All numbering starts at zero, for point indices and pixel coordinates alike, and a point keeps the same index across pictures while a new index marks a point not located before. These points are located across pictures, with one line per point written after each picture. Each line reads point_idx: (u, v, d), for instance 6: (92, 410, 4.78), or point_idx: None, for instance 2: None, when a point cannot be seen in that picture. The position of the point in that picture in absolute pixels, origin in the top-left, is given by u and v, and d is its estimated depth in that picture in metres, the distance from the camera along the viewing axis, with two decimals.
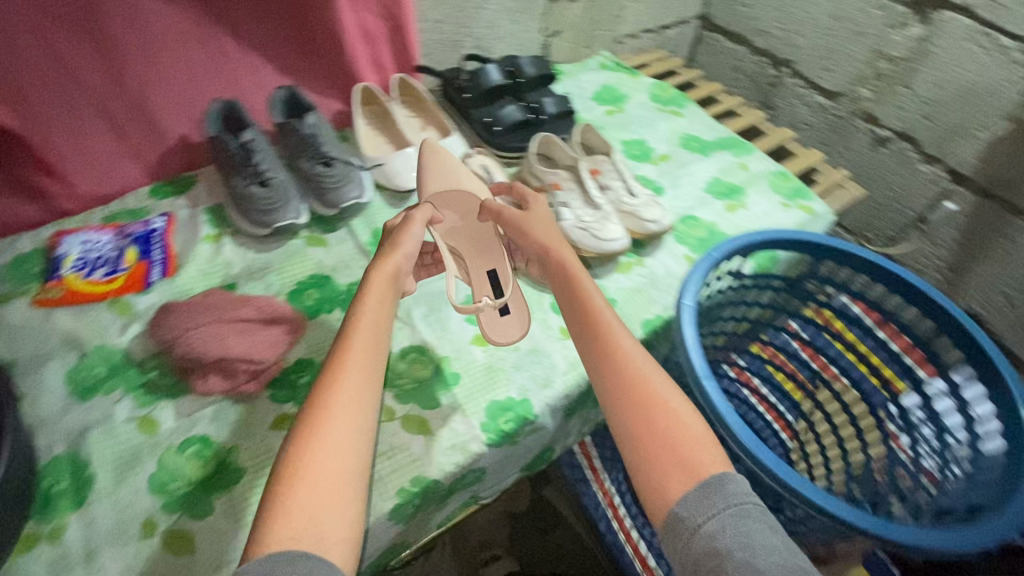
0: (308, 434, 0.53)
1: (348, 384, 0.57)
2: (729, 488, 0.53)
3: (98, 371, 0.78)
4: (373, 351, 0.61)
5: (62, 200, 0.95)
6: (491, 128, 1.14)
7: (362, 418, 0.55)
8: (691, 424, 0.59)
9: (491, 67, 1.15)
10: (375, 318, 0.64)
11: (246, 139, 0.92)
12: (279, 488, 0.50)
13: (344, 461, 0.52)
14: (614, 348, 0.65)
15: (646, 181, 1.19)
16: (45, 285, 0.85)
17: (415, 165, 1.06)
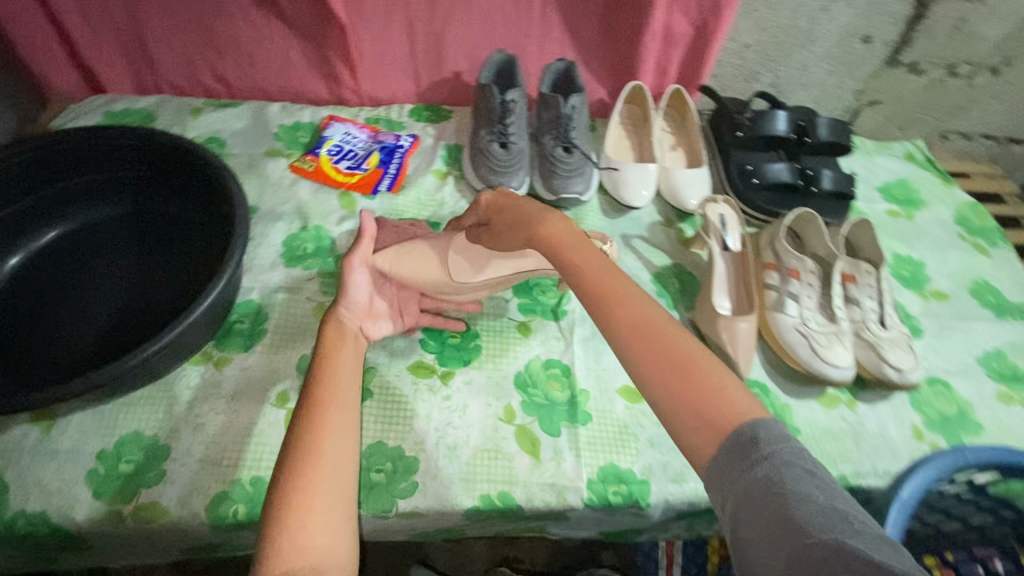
0: (298, 454, 0.52)
1: (336, 407, 0.57)
2: (760, 438, 0.42)
3: (311, 246, 0.87)
4: (344, 399, 0.59)
5: (347, 91, 1.08)
6: (747, 179, 0.98)
7: (348, 445, 0.55)
8: (722, 385, 0.46)
9: (780, 114, 1.00)
10: (349, 355, 0.65)
11: (509, 99, 0.95)
12: (279, 504, 0.48)
13: (339, 487, 0.52)
14: (624, 312, 0.51)
15: (902, 312, 0.95)
16: (303, 155, 0.96)
17: (649, 184, 0.98)
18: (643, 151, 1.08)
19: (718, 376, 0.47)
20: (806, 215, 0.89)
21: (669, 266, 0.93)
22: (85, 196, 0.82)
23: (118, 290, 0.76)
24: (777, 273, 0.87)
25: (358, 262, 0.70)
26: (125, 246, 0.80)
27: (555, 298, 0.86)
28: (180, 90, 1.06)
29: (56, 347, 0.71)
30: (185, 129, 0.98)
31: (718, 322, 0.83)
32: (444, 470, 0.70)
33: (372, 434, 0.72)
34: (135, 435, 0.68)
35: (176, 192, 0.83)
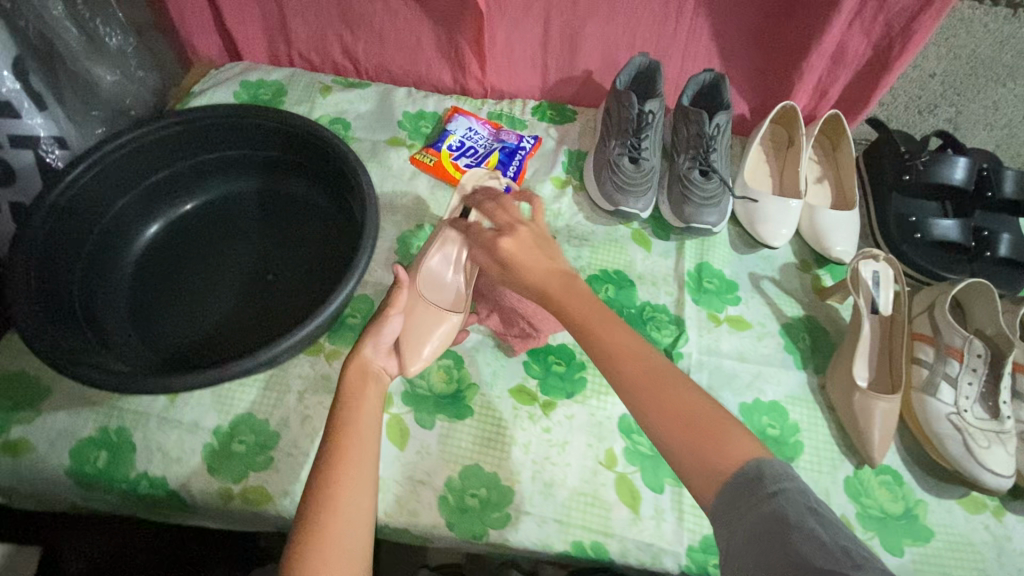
0: (312, 519, 0.49)
1: (351, 461, 0.53)
2: (765, 486, 0.43)
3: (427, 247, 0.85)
4: (359, 440, 0.55)
5: (472, 82, 1.03)
6: (908, 231, 0.87)
7: (363, 504, 0.52)
8: (717, 430, 0.47)
9: (962, 161, 0.85)
10: (373, 395, 0.60)
11: (648, 110, 0.87)
12: (292, 573, 0.46)
13: (354, 551, 0.49)
14: (615, 358, 0.53)
15: None
16: (423, 148, 0.94)
17: (790, 222, 0.88)
18: (784, 180, 0.97)
19: (711, 418, 0.48)
20: (980, 287, 0.76)
21: (801, 319, 0.84)
22: (222, 170, 0.83)
23: (244, 270, 0.77)
24: (932, 348, 0.77)
25: (394, 309, 0.65)
26: (252, 225, 0.81)
27: (670, 336, 0.80)
28: (309, 63, 1.06)
29: (186, 321, 0.73)
30: (313, 108, 0.98)
31: (853, 395, 0.74)
32: (538, 507, 0.68)
33: (469, 455, 0.70)
34: (248, 415, 0.70)
35: (306, 178, 0.82)
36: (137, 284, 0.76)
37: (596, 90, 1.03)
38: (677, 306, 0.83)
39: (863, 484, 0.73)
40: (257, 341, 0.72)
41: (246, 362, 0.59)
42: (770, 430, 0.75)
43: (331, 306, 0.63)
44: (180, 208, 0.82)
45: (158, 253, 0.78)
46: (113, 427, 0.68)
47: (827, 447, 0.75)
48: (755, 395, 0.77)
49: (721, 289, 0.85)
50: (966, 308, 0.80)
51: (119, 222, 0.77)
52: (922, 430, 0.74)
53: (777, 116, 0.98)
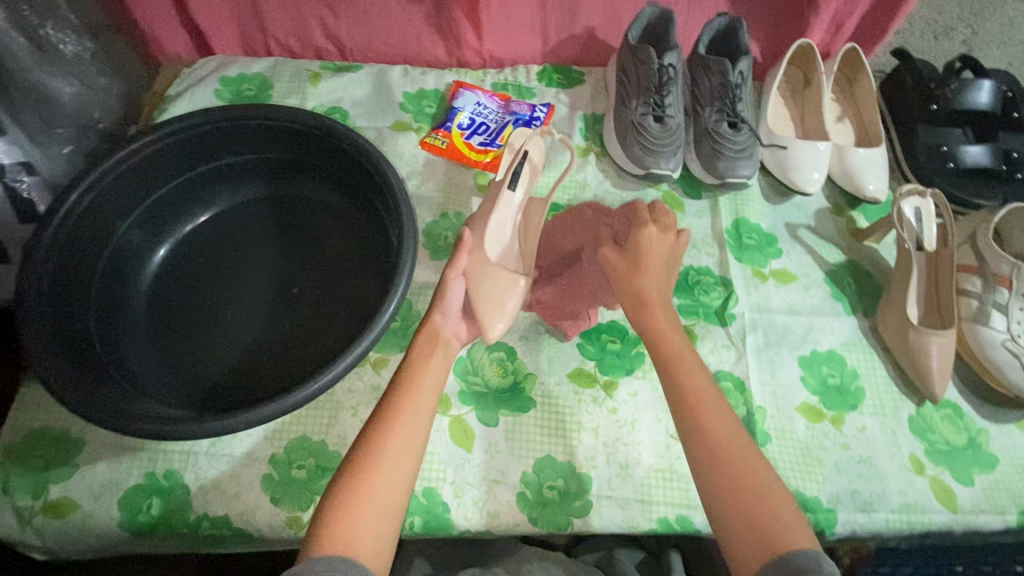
0: (353, 478, 0.51)
1: (399, 433, 0.54)
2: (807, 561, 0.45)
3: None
4: (423, 411, 0.57)
5: (469, 53, 0.96)
6: (940, 161, 0.86)
7: (404, 470, 0.53)
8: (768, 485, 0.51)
9: (986, 84, 0.86)
10: (435, 369, 0.60)
11: (668, 64, 0.83)
12: (322, 520, 0.49)
13: (386, 514, 0.51)
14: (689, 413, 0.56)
15: None
16: (433, 130, 0.89)
17: (821, 165, 0.85)
18: (806, 122, 0.94)
19: (772, 489, 0.51)
20: (1018, 211, 0.76)
21: (843, 264, 0.84)
22: (224, 180, 0.77)
23: (269, 284, 0.72)
24: (979, 278, 0.76)
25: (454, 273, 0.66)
26: (268, 234, 0.75)
27: (718, 299, 0.79)
28: (288, 49, 0.96)
29: (217, 348, 0.68)
30: (306, 98, 0.92)
31: (908, 335, 0.73)
32: (618, 490, 0.66)
33: (540, 447, 0.68)
34: (302, 438, 0.67)
35: (319, 179, 0.77)
36: (155, 314, 0.69)
37: (602, 48, 0.97)
38: (721, 267, 0.82)
39: (927, 421, 0.73)
40: (301, 358, 0.67)
41: (308, 387, 0.56)
42: (830, 379, 0.75)
43: (385, 315, 0.61)
44: (186, 225, 0.75)
45: (170, 278, 0.72)
46: (161, 472, 0.64)
47: (888, 389, 0.75)
48: (812, 347, 0.77)
49: (760, 243, 0.84)
50: (1006, 235, 0.80)
51: (124, 250, 0.70)
52: (977, 360, 0.75)
53: (793, 56, 0.94)
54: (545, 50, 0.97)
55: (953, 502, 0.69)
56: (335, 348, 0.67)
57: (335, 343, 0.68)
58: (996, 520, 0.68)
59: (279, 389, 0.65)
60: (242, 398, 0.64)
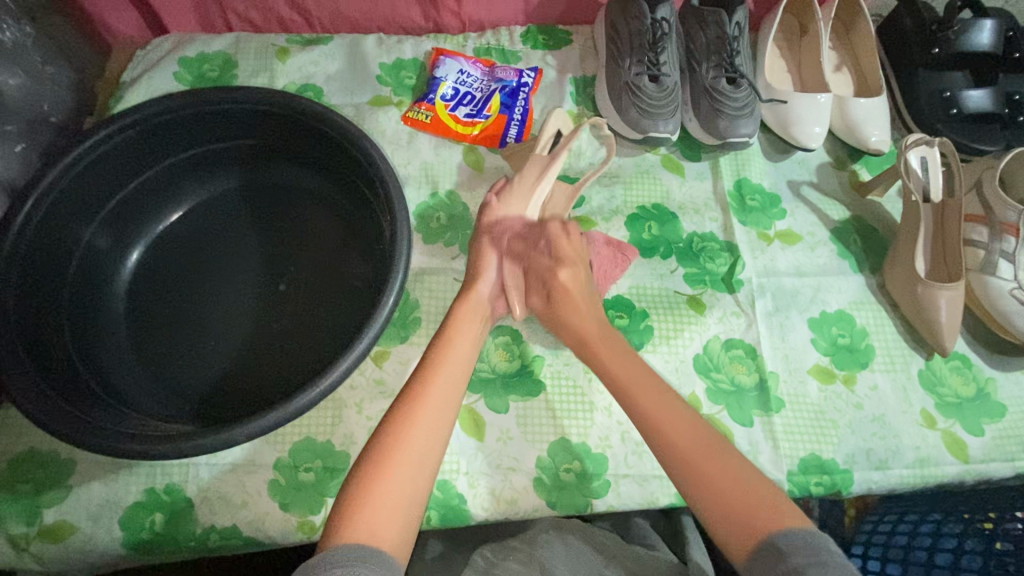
0: (377, 456, 0.50)
1: (427, 411, 0.54)
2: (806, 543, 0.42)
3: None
4: (448, 393, 0.56)
5: (446, 15, 0.89)
6: (941, 107, 0.83)
7: (431, 448, 0.52)
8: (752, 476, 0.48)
9: (988, 23, 0.82)
10: (462, 347, 0.60)
11: (661, 18, 0.79)
12: (347, 503, 0.47)
13: (409, 494, 0.49)
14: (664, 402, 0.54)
15: None
16: (415, 103, 0.83)
17: (823, 118, 0.82)
18: (804, 73, 0.90)
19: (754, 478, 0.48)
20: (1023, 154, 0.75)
21: (848, 220, 0.82)
22: (195, 172, 0.71)
23: (256, 281, 0.67)
24: (986, 227, 0.75)
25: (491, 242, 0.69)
26: (249, 227, 0.70)
27: (724, 265, 0.77)
28: (250, 22, 0.89)
29: (207, 353, 0.64)
30: (275, 76, 0.85)
31: (917, 288, 0.72)
32: (636, 468, 0.65)
33: (553, 430, 0.66)
34: (307, 440, 0.64)
35: (299, 163, 0.72)
36: (135, 323, 0.65)
37: (587, 2, 0.90)
38: (725, 232, 0.79)
39: (937, 375, 0.73)
40: (297, 358, 0.64)
41: (311, 391, 0.54)
42: (839, 339, 0.74)
43: (386, 307, 0.59)
44: (158, 223, 0.70)
45: (148, 282, 0.67)
46: (161, 487, 0.61)
47: (897, 344, 0.75)
48: (821, 308, 0.75)
49: (763, 205, 0.81)
50: (1010, 179, 0.78)
51: (93, 256, 0.65)
52: (985, 309, 0.74)
53: (789, 3, 0.89)
54: (528, 9, 0.91)
55: (965, 453, 0.69)
56: (333, 345, 0.64)
57: (332, 339, 0.64)
58: (1007, 468, 0.69)
59: (279, 392, 0.62)
60: (240, 404, 0.61)
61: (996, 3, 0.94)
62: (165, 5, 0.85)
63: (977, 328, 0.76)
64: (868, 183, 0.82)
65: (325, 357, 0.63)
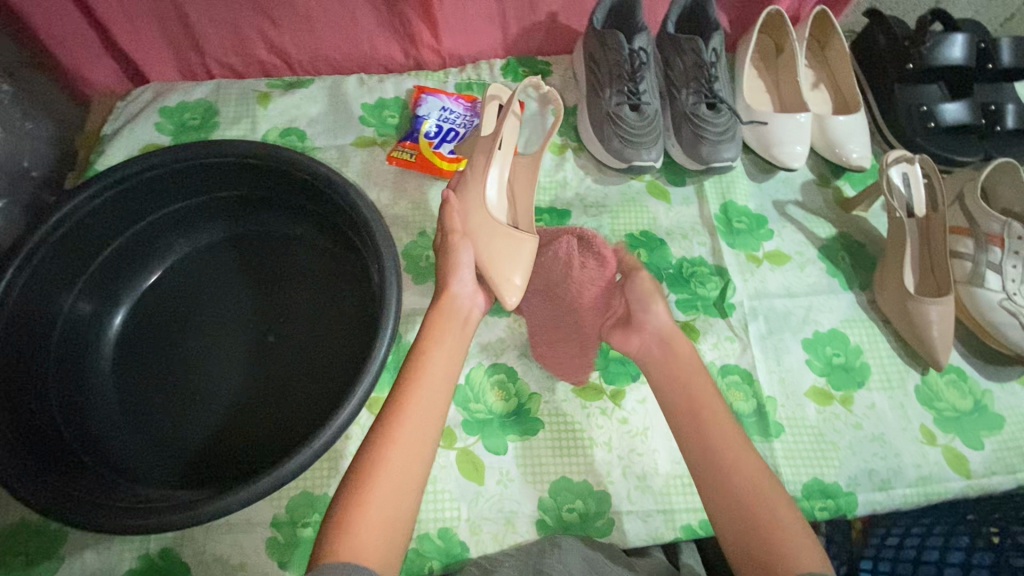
0: (360, 478, 0.49)
1: (410, 428, 0.53)
2: None
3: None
4: (432, 406, 0.55)
5: (425, 52, 0.89)
6: (919, 121, 0.84)
7: (414, 467, 0.51)
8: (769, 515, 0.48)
9: (959, 38, 0.82)
10: (444, 357, 0.59)
11: (639, 48, 0.79)
12: (331, 527, 0.46)
13: (394, 514, 0.48)
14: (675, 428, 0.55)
15: None
16: (399, 142, 0.83)
17: (804, 138, 0.82)
18: (782, 92, 0.91)
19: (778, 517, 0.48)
20: (1003, 166, 0.76)
21: (835, 237, 0.83)
22: (178, 227, 0.71)
23: (242, 334, 0.67)
24: (971, 240, 0.75)
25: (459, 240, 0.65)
26: (234, 279, 0.70)
27: (716, 289, 0.77)
28: (230, 68, 0.89)
29: (196, 412, 0.63)
30: (257, 121, 0.85)
31: (907, 305, 0.72)
32: (638, 503, 0.64)
33: (553, 469, 0.65)
34: (304, 494, 0.63)
35: (282, 211, 0.72)
36: (122, 386, 0.64)
37: (565, 33, 0.91)
38: (715, 255, 0.79)
39: (933, 389, 0.73)
40: (288, 412, 0.63)
41: (302, 454, 0.53)
42: (834, 359, 0.74)
43: (376, 360, 0.58)
44: (143, 281, 0.69)
45: (133, 343, 0.66)
46: (156, 553, 0.60)
47: (892, 361, 0.75)
48: (813, 328, 0.76)
49: (750, 226, 0.82)
50: (992, 190, 0.79)
51: (77, 321, 0.64)
52: (976, 321, 0.74)
53: (764, 25, 0.90)
54: (506, 43, 0.92)
55: (967, 469, 0.69)
56: (324, 397, 0.63)
57: (323, 391, 0.64)
58: (1010, 483, 0.69)
59: (272, 449, 0.61)
60: (232, 464, 0.60)
61: (964, 15, 0.96)
62: (144, 56, 0.85)
63: (970, 340, 0.77)
64: (853, 199, 0.83)
65: (317, 410, 0.63)
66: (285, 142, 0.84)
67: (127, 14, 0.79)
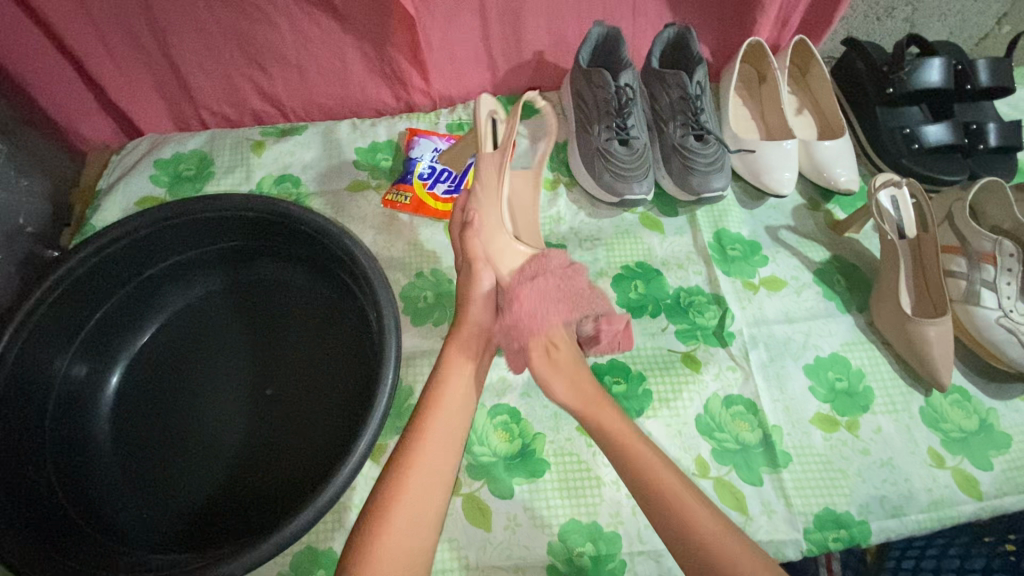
0: (383, 509, 0.51)
1: (430, 458, 0.54)
2: None
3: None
4: (447, 442, 0.56)
5: (416, 94, 0.91)
6: (903, 143, 0.86)
7: (435, 494, 0.53)
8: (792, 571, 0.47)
9: (936, 62, 0.84)
10: (462, 389, 0.60)
11: (625, 85, 0.80)
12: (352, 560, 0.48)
13: (416, 542, 0.50)
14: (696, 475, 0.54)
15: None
16: (393, 185, 0.84)
17: (792, 164, 0.84)
18: (767, 119, 0.92)
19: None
20: (990, 185, 0.77)
21: (829, 260, 0.83)
22: (173, 281, 0.72)
23: (239, 387, 0.67)
24: (963, 258, 0.76)
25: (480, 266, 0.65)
26: (231, 329, 0.70)
27: (714, 318, 0.77)
28: (224, 117, 0.90)
29: (195, 469, 0.63)
30: (251, 170, 0.86)
31: (905, 327, 0.73)
32: (650, 543, 0.63)
33: (561, 512, 0.64)
34: (308, 549, 0.61)
35: (276, 260, 0.73)
36: (120, 447, 0.64)
37: (552, 71, 0.93)
38: (711, 284, 0.80)
39: (938, 410, 0.73)
40: (288, 464, 0.62)
41: (306, 513, 0.52)
42: (837, 384, 0.74)
43: (378, 411, 0.57)
44: (138, 338, 0.70)
45: (130, 402, 0.66)
46: None
47: (894, 383, 0.75)
48: (814, 353, 0.76)
49: (745, 253, 0.83)
50: (980, 208, 0.80)
51: (73, 384, 0.65)
52: (975, 339, 0.75)
53: (745, 55, 0.92)
54: (495, 82, 0.93)
55: (978, 491, 0.68)
56: (326, 446, 0.63)
57: (324, 441, 0.63)
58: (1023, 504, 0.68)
59: (273, 505, 0.60)
60: (232, 522, 0.60)
61: (938, 37, 0.98)
62: (138, 110, 0.86)
63: (970, 358, 0.77)
64: (844, 222, 0.84)
65: (318, 462, 0.62)
66: (280, 190, 0.85)
67: (121, 70, 0.80)
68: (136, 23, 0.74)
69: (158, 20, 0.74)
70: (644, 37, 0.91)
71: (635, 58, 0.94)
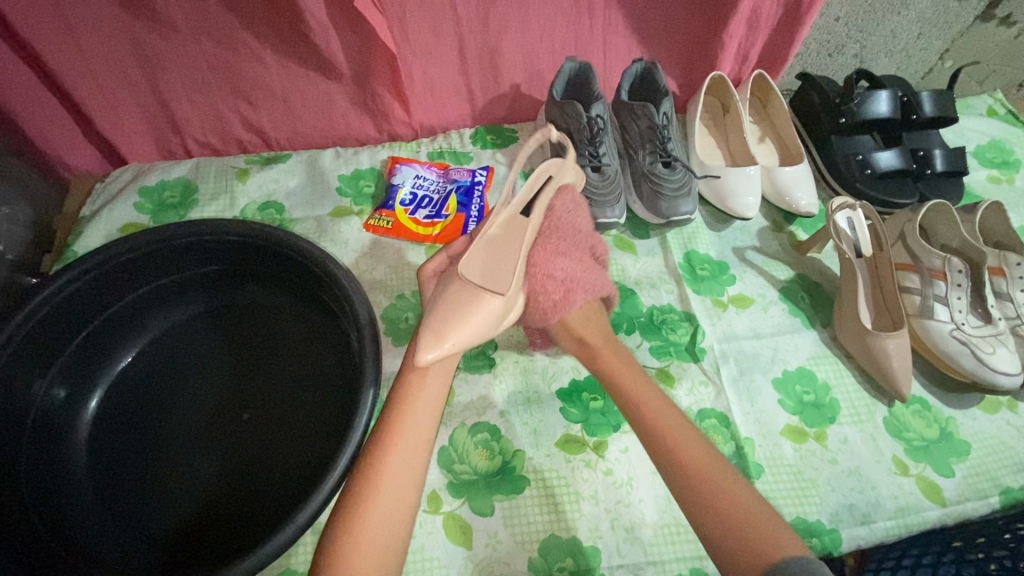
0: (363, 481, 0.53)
1: (409, 424, 0.57)
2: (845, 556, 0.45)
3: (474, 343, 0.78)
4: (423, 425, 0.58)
5: (398, 125, 0.95)
6: (857, 169, 0.92)
7: (406, 492, 0.54)
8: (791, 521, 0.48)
9: (883, 94, 0.90)
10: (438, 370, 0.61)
11: (596, 115, 0.84)
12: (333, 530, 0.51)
13: (390, 535, 0.52)
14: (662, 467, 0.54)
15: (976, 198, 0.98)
16: (376, 210, 0.87)
17: (755, 189, 0.89)
18: (731, 147, 0.98)
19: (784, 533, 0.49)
20: (938, 207, 0.82)
21: (794, 279, 0.88)
22: (157, 305, 0.74)
23: (221, 410, 0.68)
24: (917, 274, 0.81)
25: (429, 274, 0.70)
26: (213, 352, 0.71)
27: (687, 334, 0.80)
28: (209, 147, 0.92)
29: (173, 493, 0.63)
30: (235, 197, 0.88)
31: (865, 341, 0.76)
32: (629, 556, 0.64)
33: (543, 528, 0.65)
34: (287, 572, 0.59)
35: (260, 284, 0.75)
36: (96, 470, 0.64)
37: (528, 102, 0.97)
38: (682, 302, 0.83)
39: (901, 420, 0.76)
40: (268, 488, 0.63)
41: (284, 532, 0.53)
42: (805, 396, 0.77)
43: (357, 432, 0.58)
44: (118, 363, 0.70)
45: (109, 426, 0.66)
46: None
47: (859, 395, 0.78)
48: (782, 367, 0.79)
49: (714, 273, 0.87)
50: (931, 228, 0.86)
51: (50, 408, 0.65)
52: (932, 352, 0.78)
53: (708, 88, 0.98)
54: (474, 113, 0.98)
55: (941, 496, 0.70)
56: (306, 470, 0.63)
57: (304, 462, 0.64)
58: (984, 508, 0.70)
59: (254, 528, 0.60)
60: (210, 546, 0.59)
61: (887, 72, 1.06)
62: (123, 140, 0.88)
63: (929, 370, 0.81)
64: (806, 242, 0.89)
65: (300, 483, 0.63)
66: (263, 216, 0.87)
67: (108, 102, 0.82)
68: (126, 56, 0.77)
69: (147, 54, 0.77)
70: (614, 71, 0.96)
71: (606, 91, 1.00)
